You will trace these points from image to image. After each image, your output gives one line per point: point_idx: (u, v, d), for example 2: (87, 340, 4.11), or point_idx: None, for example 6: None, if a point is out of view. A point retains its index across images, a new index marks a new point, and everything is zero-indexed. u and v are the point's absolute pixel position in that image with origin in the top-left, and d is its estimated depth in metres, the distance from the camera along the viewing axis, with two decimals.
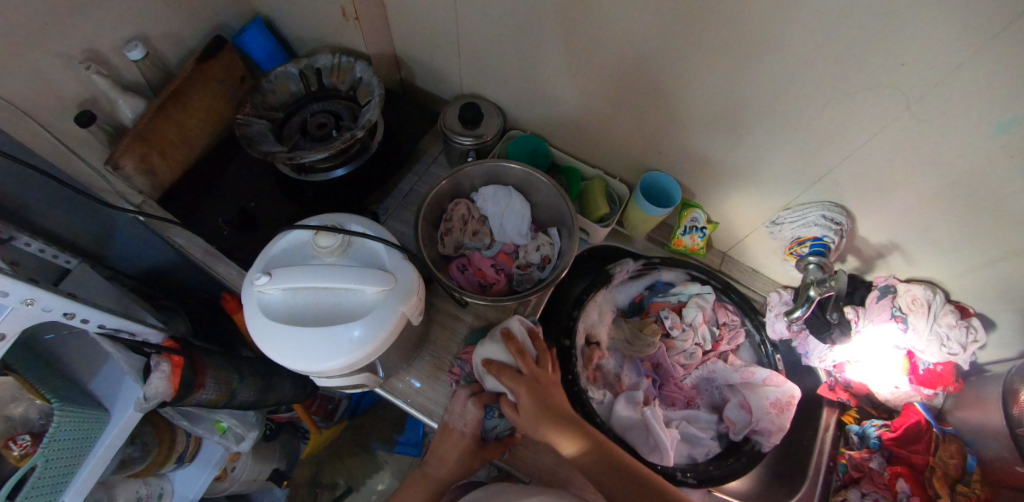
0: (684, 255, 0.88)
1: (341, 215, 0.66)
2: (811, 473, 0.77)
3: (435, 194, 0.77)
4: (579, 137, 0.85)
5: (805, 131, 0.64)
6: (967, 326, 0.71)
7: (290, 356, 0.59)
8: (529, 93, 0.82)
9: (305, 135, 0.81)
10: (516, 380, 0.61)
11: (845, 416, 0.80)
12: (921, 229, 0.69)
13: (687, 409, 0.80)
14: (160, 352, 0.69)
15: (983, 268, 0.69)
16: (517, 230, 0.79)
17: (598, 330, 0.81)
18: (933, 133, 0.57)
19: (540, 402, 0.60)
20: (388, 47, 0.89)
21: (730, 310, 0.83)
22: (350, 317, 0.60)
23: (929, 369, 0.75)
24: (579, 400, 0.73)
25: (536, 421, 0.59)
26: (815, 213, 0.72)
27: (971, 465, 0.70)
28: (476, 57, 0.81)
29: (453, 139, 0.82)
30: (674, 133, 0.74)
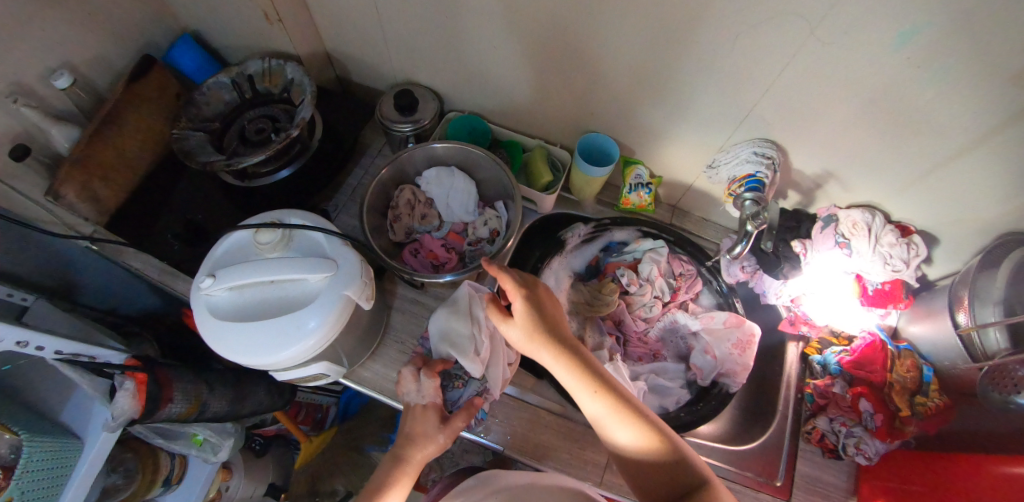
0: (634, 213, 0.89)
1: (280, 210, 0.67)
2: (782, 408, 0.80)
3: (377, 182, 0.78)
4: (516, 110, 0.87)
5: (726, 72, 0.65)
6: (908, 242, 0.73)
7: (242, 351, 0.59)
8: (461, 73, 0.83)
9: (244, 142, 0.81)
10: (519, 298, 0.62)
11: (807, 349, 0.83)
12: (850, 154, 0.71)
13: (656, 362, 0.82)
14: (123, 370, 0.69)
15: (915, 183, 0.71)
16: (463, 207, 0.80)
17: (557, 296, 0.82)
18: (843, 55, 0.58)
19: (533, 321, 0.62)
20: (318, 47, 0.89)
21: (685, 261, 0.84)
22: (299, 306, 0.61)
23: (878, 289, 0.77)
24: None
25: (532, 335, 0.62)
26: (747, 151, 0.73)
27: (927, 375, 0.72)
28: (405, 44, 0.82)
29: (391, 127, 0.83)
30: (604, 93, 0.76)
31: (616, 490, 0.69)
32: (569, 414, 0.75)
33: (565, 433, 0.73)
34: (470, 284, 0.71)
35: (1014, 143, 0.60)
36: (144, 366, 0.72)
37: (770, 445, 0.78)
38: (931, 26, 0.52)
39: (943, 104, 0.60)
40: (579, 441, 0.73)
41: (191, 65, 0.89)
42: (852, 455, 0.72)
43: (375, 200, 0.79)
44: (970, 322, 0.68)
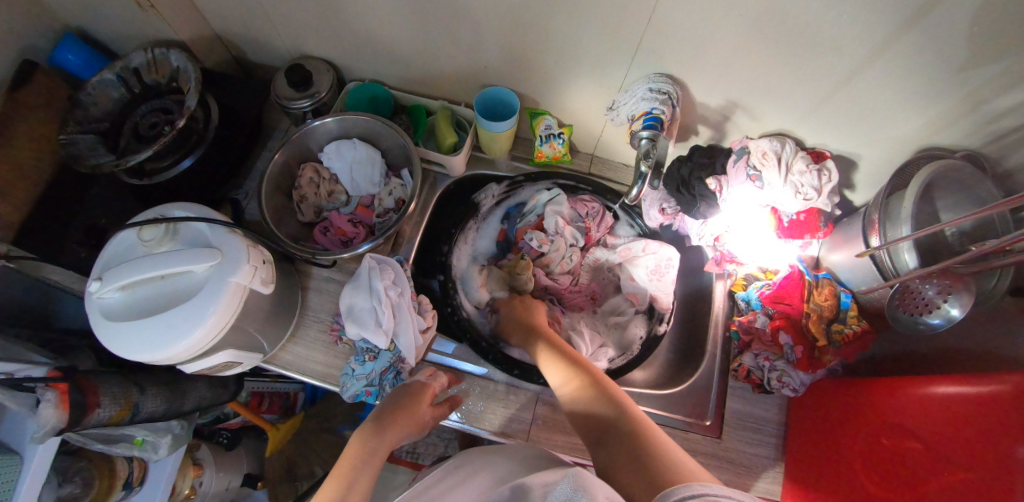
0: (551, 166, 0.87)
1: (163, 205, 0.65)
2: (710, 349, 0.82)
3: (274, 166, 0.77)
4: (416, 74, 0.84)
5: (607, 7, 0.61)
6: (820, 169, 0.69)
7: (133, 351, 0.58)
8: (351, 41, 0.80)
9: (139, 139, 0.78)
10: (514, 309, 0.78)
11: (733, 286, 0.84)
12: (750, 80, 0.67)
13: (603, 305, 0.87)
14: (44, 381, 0.67)
15: (819, 104, 0.68)
16: (367, 180, 0.80)
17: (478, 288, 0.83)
18: None
19: (516, 320, 0.76)
20: (204, 29, 0.85)
21: (588, 200, 0.84)
22: (187, 299, 0.60)
23: (793, 220, 0.74)
24: (483, 348, 0.77)
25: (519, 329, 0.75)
26: (643, 88, 0.70)
27: (845, 301, 0.70)
28: (287, 16, 0.78)
29: (287, 105, 0.81)
30: (492, 44, 0.72)
31: (542, 443, 0.72)
32: (492, 375, 0.76)
33: (488, 392, 0.75)
34: (369, 255, 0.72)
35: (910, 50, 0.57)
36: (65, 375, 0.70)
37: (698, 383, 0.80)
38: None
39: (834, 15, 0.55)
40: (503, 400, 0.74)
41: (75, 61, 0.81)
42: (777, 388, 0.72)
43: (277, 184, 0.79)
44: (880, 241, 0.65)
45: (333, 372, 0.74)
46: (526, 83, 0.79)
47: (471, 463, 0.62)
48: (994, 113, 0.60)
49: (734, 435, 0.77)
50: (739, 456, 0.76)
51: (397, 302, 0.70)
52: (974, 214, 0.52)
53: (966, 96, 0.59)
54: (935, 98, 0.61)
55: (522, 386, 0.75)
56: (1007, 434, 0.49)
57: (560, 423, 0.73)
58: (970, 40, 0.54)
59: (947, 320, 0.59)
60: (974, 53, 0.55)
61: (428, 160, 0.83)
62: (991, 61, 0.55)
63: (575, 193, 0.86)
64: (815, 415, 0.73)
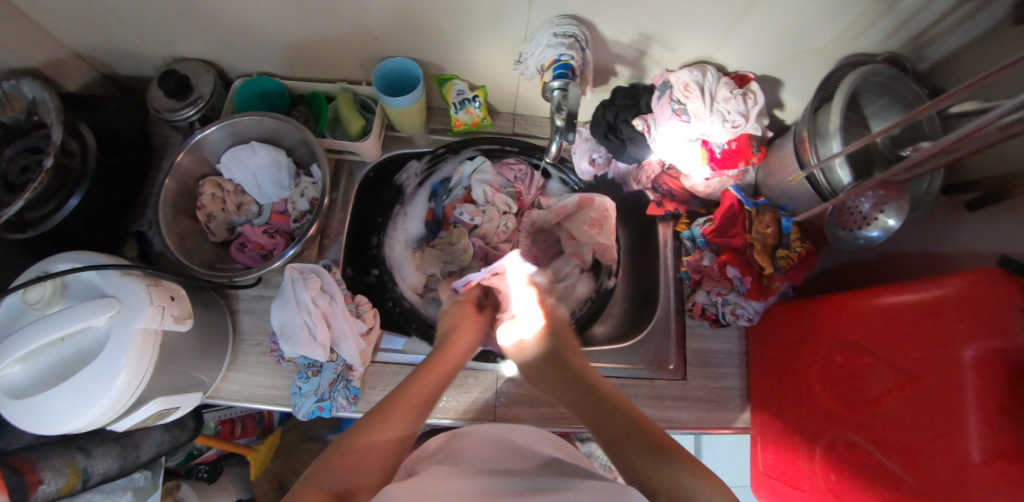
0: (473, 132, 0.82)
1: (47, 260, 0.59)
2: (663, 293, 0.79)
3: (167, 190, 0.70)
4: (306, 57, 0.76)
5: None
6: (744, 93, 0.66)
7: (47, 423, 0.53)
8: (222, 33, 0.72)
9: (11, 188, 0.70)
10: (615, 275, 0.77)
11: (677, 227, 0.80)
12: (661, 7, 0.61)
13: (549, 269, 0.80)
14: None
15: (734, 23, 0.63)
16: (275, 184, 0.74)
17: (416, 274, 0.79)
18: None
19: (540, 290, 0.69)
20: (54, 45, 0.75)
21: (514, 162, 0.80)
22: (92, 357, 0.55)
23: (725, 150, 0.70)
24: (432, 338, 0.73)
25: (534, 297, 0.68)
26: (546, 32, 0.64)
27: (787, 226, 0.69)
28: (142, 16, 0.69)
29: (171, 117, 0.74)
30: (372, 11, 0.65)
31: (510, 420, 0.71)
32: None
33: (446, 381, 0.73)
34: (289, 267, 0.67)
35: None
36: None
37: (658, 331, 0.79)
38: None
39: None
40: (463, 387, 0.73)
41: None
42: (733, 321, 0.72)
43: (176, 207, 0.72)
44: (813, 160, 0.62)
45: (283, 391, 0.71)
46: (425, 48, 0.72)
47: (471, 442, 0.60)
48: (911, 11, 0.57)
49: (698, 373, 0.76)
50: (704, 393, 0.76)
51: (330, 307, 0.66)
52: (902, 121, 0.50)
53: None
54: (850, 2, 0.57)
55: (479, 369, 0.74)
56: (947, 338, 0.49)
57: (526, 396, 0.73)
58: None
59: (885, 230, 0.60)
60: None
61: (337, 150, 0.76)
62: None
63: (501, 156, 0.81)
64: (769, 341, 0.73)
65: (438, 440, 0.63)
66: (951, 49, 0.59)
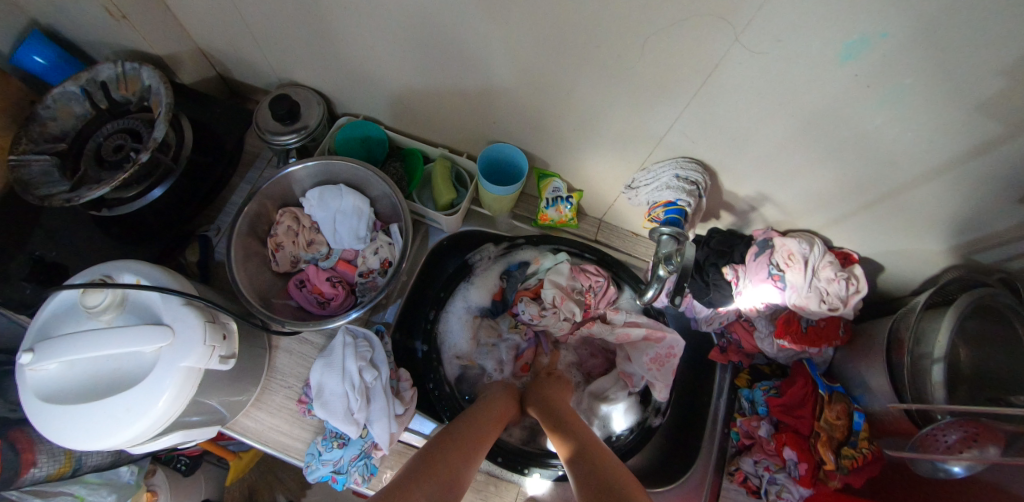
0: (554, 229, 0.82)
1: (114, 263, 0.56)
2: (706, 444, 0.76)
3: (246, 214, 0.69)
4: (417, 116, 0.77)
5: (641, 76, 0.53)
6: (848, 277, 0.64)
7: (61, 437, 0.50)
8: (348, 74, 0.73)
9: (100, 164, 0.70)
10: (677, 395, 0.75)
11: (737, 379, 0.78)
12: (790, 177, 0.60)
13: (592, 383, 0.80)
14: None
15: (856, 212, 0.62)
16: (351, 233, 0.72)
17: (464, 351, 0.77)
18: (783, 67, 0.46)
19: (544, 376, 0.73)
20: (186, 40, 0.77)
21: (593, 272, 0.78)
22: (129, 382, 0.52)
23: (812, 326, 0.70)
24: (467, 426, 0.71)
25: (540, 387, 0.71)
26: (668, 172, 0.63)
27: (858, 422, 0.66)
28: (281, 41, 0.70)
29: (272, 140, 0.73)
30: (502, 97, 0.66)
31: None
32: None
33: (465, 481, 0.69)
34: (344, 328, 0.66)
35: (975, 176, 0.50)
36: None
37: (691, 483, 0.75)
38: (885, 40, 0.41)
39: (897, 131, 0.49)
40: (481, 493, 0.69)
41: (42, 63, 0.73)
42: None
43: (251, 229, 0.71)
44: (906, 363, 0.62)
45: (300, 445, 0.68)
46: (538, 143, 0.71)
47: None
48: None
49: None
50: None
51: (369, 384, 0.63)
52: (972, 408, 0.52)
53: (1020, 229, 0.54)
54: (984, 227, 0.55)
55: (502, 476, 0.70)
56: None
57: None
58: None
59: (968, 469, 0.54)
60: None
61: (420, 213, 0.77)
62: None
63: (577, 260, 0.80)
64: None
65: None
66: None
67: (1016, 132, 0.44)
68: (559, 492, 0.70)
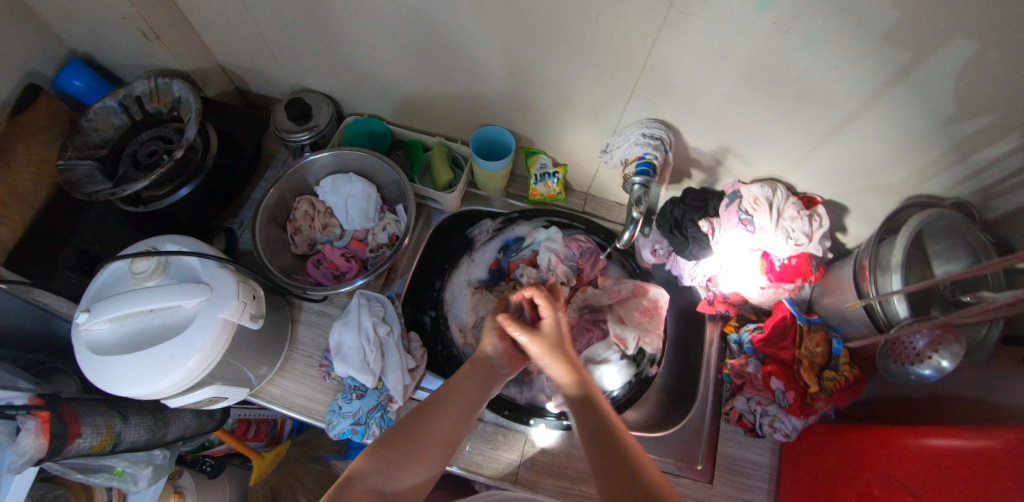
0: (545, 203, 0.90)
1: (157, 237, 0.64)
2: (702, 391, 0.81)
3: (269, 200, 0.77)
4: (414, 110, 0.86)
5: (602, 45, 0.62)
6: (811, 214, 0.70)
7: (116, 385, 0.57)
8: (352, 76, 0.83)
9: (136, 166, 0.79)
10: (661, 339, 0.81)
11: (725, 328, 0.84)
12: (743, 127, 0.68)
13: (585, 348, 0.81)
14: (27, 409, 0.63)
15: (808, 155, 0.69)
16: (359, 214, 0.79)
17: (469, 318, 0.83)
18: (715, 22, 0.55)
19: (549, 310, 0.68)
20: (209, 59, 0.88)
21: (582, 240, 0.86)
22: (175, 334, 0.59)
23: (785, 264, 0.74)
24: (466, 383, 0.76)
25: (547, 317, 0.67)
26: (636, 131, 0.72)
27: (836, 348, 0.71)
28: (292, 50, 0.81)
29: (287, 137, 0.82)
30: (486, 81, 0.75)
31: (531, 486, 0.71)
32: (480, 415, 0.75)
33: (476, 433, 0.74)
34: (360, 293, 0.73)
35: (899, 103, 0.58)
36: (48, 404, 0.65)
37: (690, 427, 0.79)
38: None
39: (822, 69, 0.57)
40: (492, 442, 0.73)
41: (81, 87, 0.83)
42: (770, 433, 0.72)
43: (272, 215, 0.79)
44: (872, 289, 0.65)
45: (321, 406, 0.73)
46: (522, 121, 0.80)
47: None
48: (978, 165, 0.61)
49: (726, 479, 0.75)
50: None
51: (387, 337, 0.70)
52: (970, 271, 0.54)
53: (951, 148, 0.60)
54: (919, 151, 0.62)
55: (510, 427, 0.75)
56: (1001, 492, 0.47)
57: (552, 465, 0.72)
58: (949, 98, 0.55)
59: (938, 370, 0.60)
60: (961, 107, 0.56)
61: (423, 195, 0.85)
62: (975, 116, 0.56)
63: (568, 230, 0.88)
64: (806, 463, 0.71)
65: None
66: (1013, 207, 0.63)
67: (920, 57, 0.52)
68: (565, 440, 0.74)
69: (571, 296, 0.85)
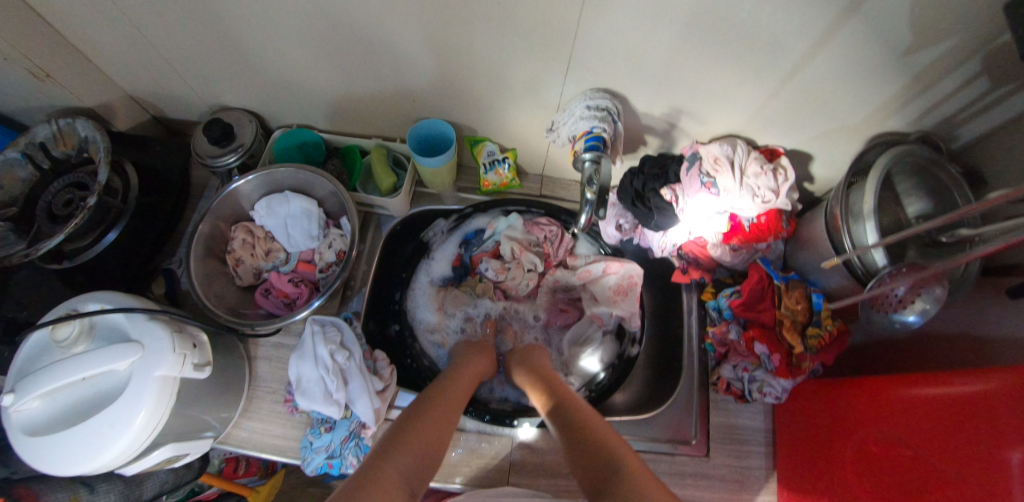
0: (500, 193, 0.85)
1: (77, 297, 0.59)
2: (687, 363, 0.79)
3: (201, 234, 0.71)
4: (345, 114, 0.80)
5: (526, 18, 0.56)
6: (775, 168, 0.65)
7: (56, 466, 0.52)
8: (270, 87, 0.76)
9: (52, 219, 0.73)
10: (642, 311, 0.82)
11: (702, 295, 0.81)
12: (691, 86, 0.63)
13: (570, 331, 0.82)
14: None
15: (766, 105, 0.64)
16: (304, 234, 0.75)
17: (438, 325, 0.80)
18: None
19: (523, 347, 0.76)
20: (113, 89, 0.80)
21: (545, 222, 0.81)
22: (113, 399, 0.54)
23: (754, 223, 0.70)
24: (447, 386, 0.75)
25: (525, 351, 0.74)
26: (579, 104, 0.67)
27: (816, 303, 0.68)
28: (199, 68, 0.74)
29: (212, 163, 0.76)
30: (413, 74, 0.69)
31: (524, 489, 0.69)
32: (462, 424, 0.73)
33: (460, 444, 0.71)
34: (312, 319, 0.68)
35: (855, 39, 0.52)
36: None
37: (680, 402, 0.77)
38: None
39: (768, 13, 0.51)
40: (477, 450, 0.71)
41: None
42: (760, 397, 0.71)
43: (208, 249, 0.73)
44: (847, 241, 0.61)
45: (294, 443, 0.70)
46: (460, 110, 0.75)
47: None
48: (945, 92, 0.56)
49: (720, 450, 0.73)
50: (727, 472, 0.73)
51: (342, 363, 0.65)
52: (937, 221, 0.48)
53: (914, 78, 0.55)
54: (881, 86, 0.57)
55: (495, 432, 0.72)
56: (994, 440, 0.46)
57: (541, 465, 0.70)
58: (907, 27, 0.50)
59: (922, 315, 0.56)
60: (922, 34, 0.50)
61: (367, 203, 0.79)
62: (937, 41, 0.51)
63: (528, 217, 0.83)
64: (798, 422, 0.69)
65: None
66: (984, 131, 0.59)
67: None
68: (552, 436, 0.72)
69: (541, 280, 0.83)
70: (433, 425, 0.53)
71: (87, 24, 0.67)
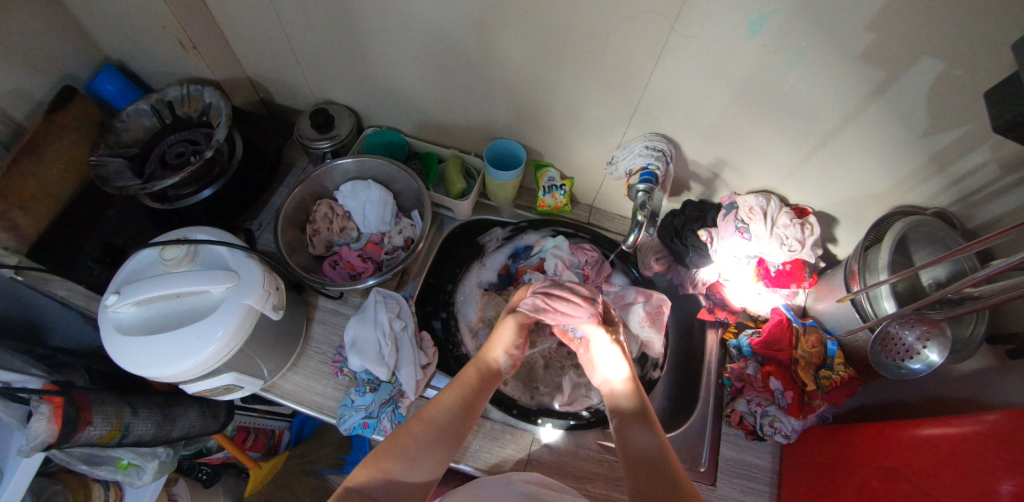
0: (552, 214, 0.94)
1: (187, 228, 0.67)
2: (704, 396, 0.83)
3: (293, 199, 0.81)
4: (431, 123, 0.92)
5: (609, 63, 0.69)
6: (802, 223, 0.74)
7: (138, 366, 0.58)
8: (373, 90, 0.89)
9: (164, 166, 0.83)
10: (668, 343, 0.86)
11: (725, 334, 0.88)
12: (738, 140, 0.74)
13: None
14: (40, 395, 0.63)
15: (798, 167, 0.75)
16: (377, 218, 0.84)
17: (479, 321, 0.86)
18: (712, 43, 0.62)
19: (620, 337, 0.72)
20: (238, 71, 0.94)
21: (588, 249, 0.89)
22: (201, 317, 0.61)
23: (780, 270, 0.79)
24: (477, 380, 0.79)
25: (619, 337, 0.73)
26: (640, 143, 0.78)
27: (831, 349, 0.75)
28: (319, 65, 0.87)
29: (309, 145, 0.87)
30: (501, 96, 0.81)
31: None
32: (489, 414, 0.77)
33: (485, 433, 0.75)
34: (376, 290, 0.76)
35: (879, 118, 0.64)
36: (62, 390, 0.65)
37: (693, 431, 0.81)
38: (776, 13, 0.56)
39: (809, 88, 0.63)
40: (500, 440, 0.75)
41: (113, 91, 0.88)
42: (770, 434, 0.74)
43: (293, 216, 0.83)
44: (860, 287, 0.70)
45: (333, 403, 0.74)
46: (533, 135, 0.86)
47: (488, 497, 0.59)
48: (955, 177, 0.66)
49: (729, 482, 0.76)
50: None
51: (400, 329, 0.72)
52: (941, 258, 0.57)
53: (928, 161, 0.66)
54: (899, 163, 0.68)
55: (518, 427, 0.76)
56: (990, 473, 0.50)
57: (558, 465, 0.73)
58: (922, 116, 0.62)
59: (928, 365, 0.63)
60: (934, 122, 0.61)
61: (438, 203, 0.90)
62: (948, 129, 0.61)
63: (575, 239, 0.92)
64: (805, 462, 0.73)
65: (481, 488, 0.65)
66: None
67: (893, 76, 0.59)
68: (572, 439, 0.76)
69: None
70: (449, 428, 0.61)
71: (242, 15, 0.81)
